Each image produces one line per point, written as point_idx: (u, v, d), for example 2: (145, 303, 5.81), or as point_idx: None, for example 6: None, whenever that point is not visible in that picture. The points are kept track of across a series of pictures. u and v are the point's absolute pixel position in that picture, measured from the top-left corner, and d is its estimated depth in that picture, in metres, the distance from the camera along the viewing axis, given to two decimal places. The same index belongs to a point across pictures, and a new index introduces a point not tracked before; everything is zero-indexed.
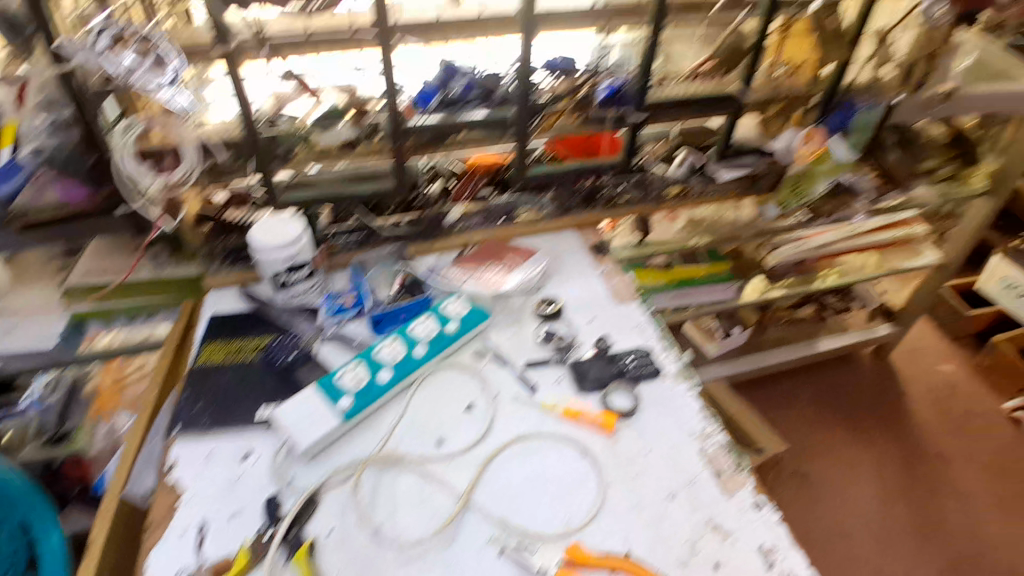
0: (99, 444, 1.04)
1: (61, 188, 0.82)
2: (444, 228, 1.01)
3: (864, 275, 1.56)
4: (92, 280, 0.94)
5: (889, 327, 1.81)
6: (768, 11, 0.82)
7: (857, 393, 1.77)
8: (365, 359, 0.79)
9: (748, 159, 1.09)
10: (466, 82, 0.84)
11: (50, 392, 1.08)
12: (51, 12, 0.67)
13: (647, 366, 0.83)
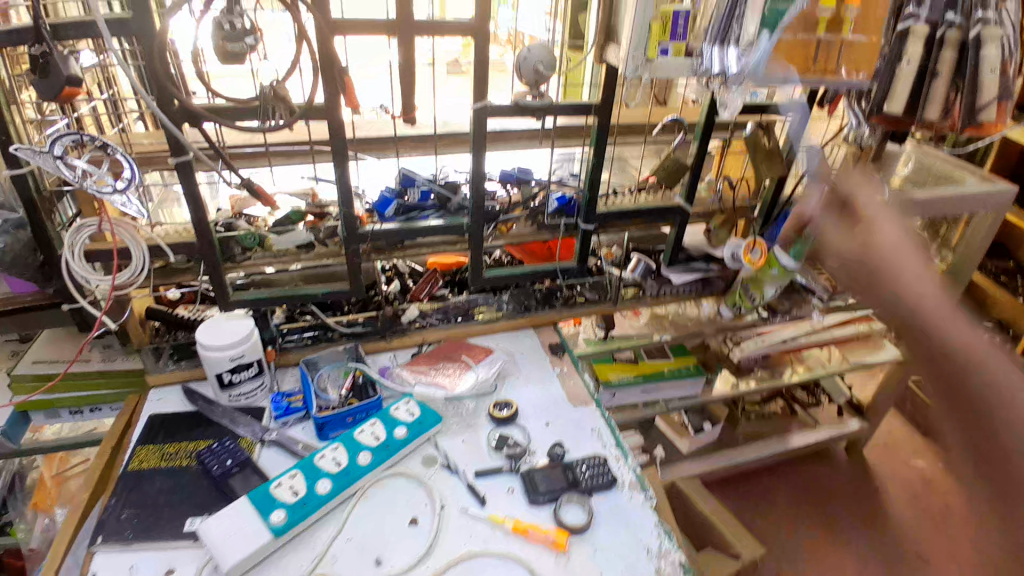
0: (37, 539, 1.17)
1: (10, 281, 0.84)
2: (402, 326, 1.00)
3: (828, 369, 1.58)
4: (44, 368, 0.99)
5: (859, 421, 1.82)
6: (704, 133, 0.88)
7: (831, 492, 1.74)
8: (304, 469, 0.76)
9: (699, 264, 1.13)
10: (423, 191, 0.88)
11: None
12: (11, 119, 0.69)
13: (603, 475, 0.80)
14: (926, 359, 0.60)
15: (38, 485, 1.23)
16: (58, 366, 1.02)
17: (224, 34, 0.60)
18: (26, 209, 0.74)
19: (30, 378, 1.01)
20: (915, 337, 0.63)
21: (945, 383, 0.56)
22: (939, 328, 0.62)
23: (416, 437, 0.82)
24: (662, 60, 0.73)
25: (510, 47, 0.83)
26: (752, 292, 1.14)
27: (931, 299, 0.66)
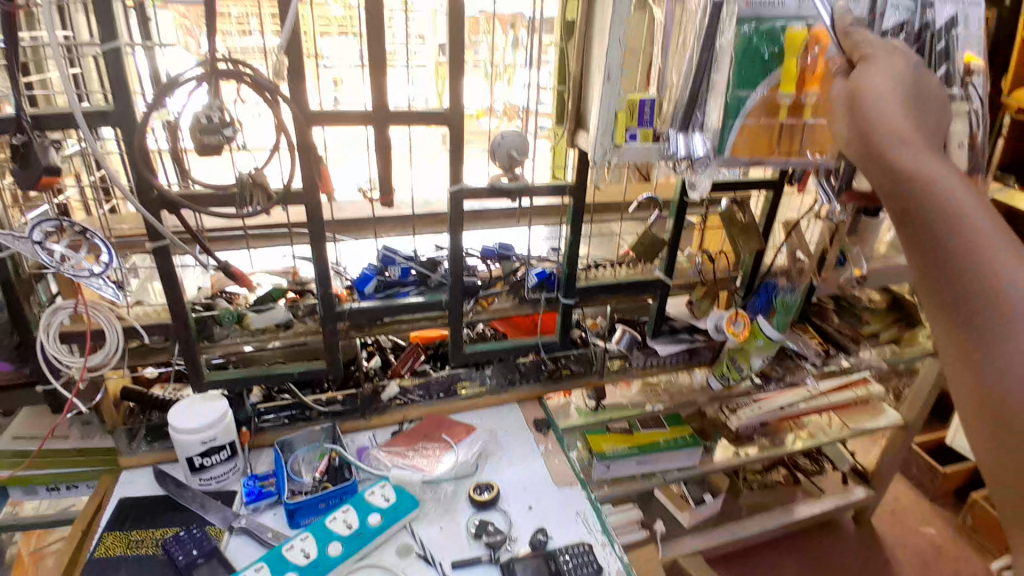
0: None
1: None
2: (382, 403, 0.99)
3: (828, 436, 1.54)
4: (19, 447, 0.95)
5: (864, 489, 1.76)
6: (681, 208, 0.90)
7: (840, 566, 1.66)
8: (271, 561, 0.72)
9: (684, 335, 1.12)
10: (404, 268, 0.89)
11: None
12: None
13: (587, 566, 0.76)
14: (864, 166, 0.52)
15: (18, 561, 1.16)
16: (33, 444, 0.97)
17: (203, 127, 0.64)
18: (3, 292, 0.74)
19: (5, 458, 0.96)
20: (857, 108, 0.53)
21: (868, 147, 0.51)
22: (877, 108, 0.52)
23: (391, 524, 0.79)
24: (630, 145, 0.76)
25: (506, 119, 0.84)
26: (740, 362, 1.13)
27: (888, 86, 0.54)
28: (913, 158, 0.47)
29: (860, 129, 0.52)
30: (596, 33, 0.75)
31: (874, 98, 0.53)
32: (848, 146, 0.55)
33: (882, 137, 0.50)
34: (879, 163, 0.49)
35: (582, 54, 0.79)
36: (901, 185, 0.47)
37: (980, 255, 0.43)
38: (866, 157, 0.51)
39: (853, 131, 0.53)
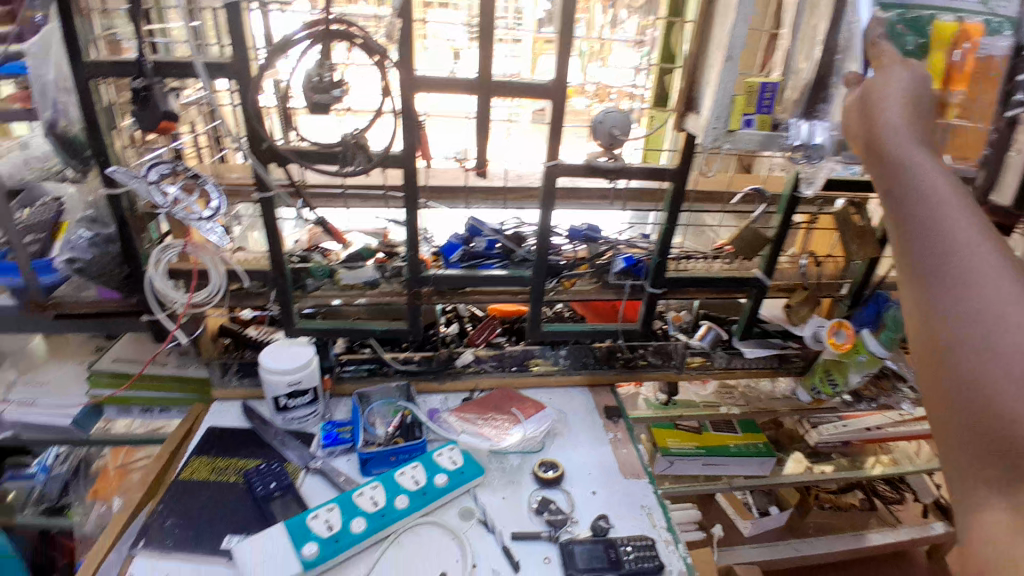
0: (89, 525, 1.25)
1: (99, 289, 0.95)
2: (455, 367, 1.01)
3: (919, 467, 1.43)
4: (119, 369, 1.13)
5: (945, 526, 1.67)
6: (788, 205, 0.85)
7: None
8: (341, 504, 0.76)
9: (777, 341, 1.07)
10: (490, 240, 0.89)
11: (59, 462, 1.31)
12: (111, 143, 0.77)
13: (649, 561, 0.75)
14: (864, 160, 0.55)
15: (102, 474, 1.31)
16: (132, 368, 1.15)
17: (314, 86, 0.67)
18: (119, 227, 0.81)
19: (107, 376, 1.15)
20: (867, 105, 0.56)
21: (872, 146, 0.54)
22: (886, 104, 0.55)
23: (456, 487, 0.81)
24: (745, 132, 0.72)
25: (598, 100, 0.81)
26: (835, 376, 1.07)
27: (897, 85, 0.56)
28: (899, 158, 0.51)
29: (865, 125, 0.55)
30: (719, 8, 0.70)
31: (885, 95, 0.55)
32: (853, 141, 0.58)
33: (884, 135, 0.53)
34: (876, 160, 0.53)
35: (699, 31, 0.74)
36: (886, 182, 0.52)
37: (958, 260, 0.47)
38: (870, 157, 0.54)
39: (861, 128, 0.55)
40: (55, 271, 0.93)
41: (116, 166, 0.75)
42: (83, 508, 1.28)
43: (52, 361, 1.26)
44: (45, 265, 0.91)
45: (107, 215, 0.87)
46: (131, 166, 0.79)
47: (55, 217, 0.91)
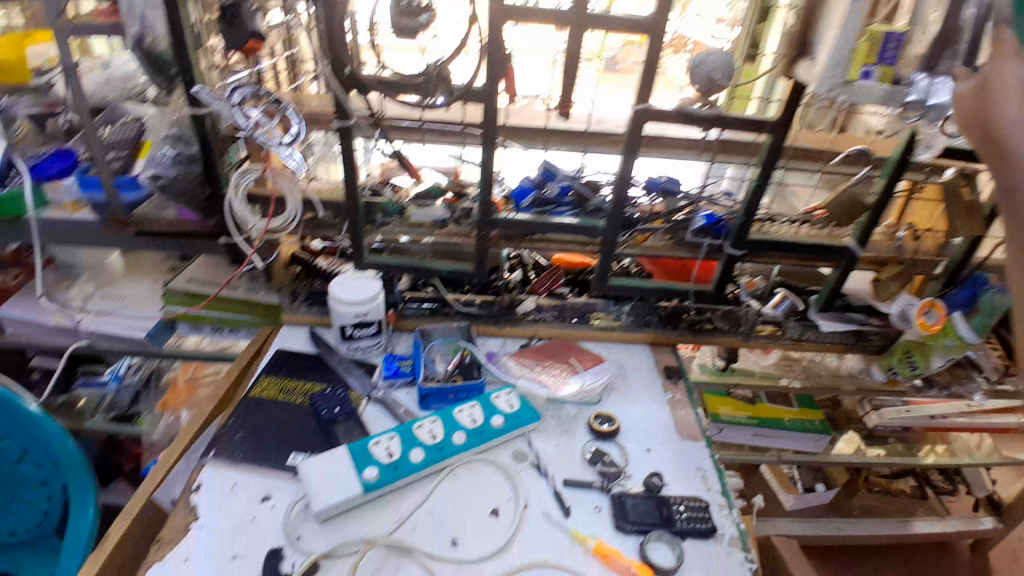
0: (156, 433, 1.44)
1: (178, 210, 0.98)
2: (517, 313, 1.00)
3: (978, 460, 1.36)
4: (195, 288, 1.23)
5: (994, 521, 1.68)
6: (893, 170, 0.80)
7: None
8: (401, 434, 0.79)
9: (857, 315, 1.07)
10: (564, 186, 0.86)
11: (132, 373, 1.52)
12: (196, 62, 0.78)
13: (700, 522, 0.76)
14: (980, 151, 0.55)
15: (169, 387, 1.48)
16: (208, 288, 1.25)
17: (402, 10, 0.65)
18: (202, 147, 0.83)
19: (181, 294, 1.26)
20: (984, 96, 0.54)
21: (991, 141, 0.53)
22: (1006, 98, 0.53)
23: (512, 430, 0.83)
24: (864, 83, 0.68)
25: (673, 49, 0.77)
26: (916, 359, 1.12)
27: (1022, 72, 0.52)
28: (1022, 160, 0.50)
29: (982, 119, 0.54)
30: None
31: (1005, 88, 0.53)
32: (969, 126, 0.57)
33: (1003, 134, 0.52)
34: (994, 155, 0.53)
35: None
36: (1004, 176, 0.51)
37: None
38: (989, 148, 0.54)
39: (979, 120, 0.55)
40: (137, 189, 0.98)
41: (201, 86, 0.76)
42: (153, 417, 1.47)
43: (129, 277, 1.39)
44: (128, 181, 0.97)
45: (191, 134, 0.86)
46: (214, 87, 0.79)
47: (136, 136, 0.97)
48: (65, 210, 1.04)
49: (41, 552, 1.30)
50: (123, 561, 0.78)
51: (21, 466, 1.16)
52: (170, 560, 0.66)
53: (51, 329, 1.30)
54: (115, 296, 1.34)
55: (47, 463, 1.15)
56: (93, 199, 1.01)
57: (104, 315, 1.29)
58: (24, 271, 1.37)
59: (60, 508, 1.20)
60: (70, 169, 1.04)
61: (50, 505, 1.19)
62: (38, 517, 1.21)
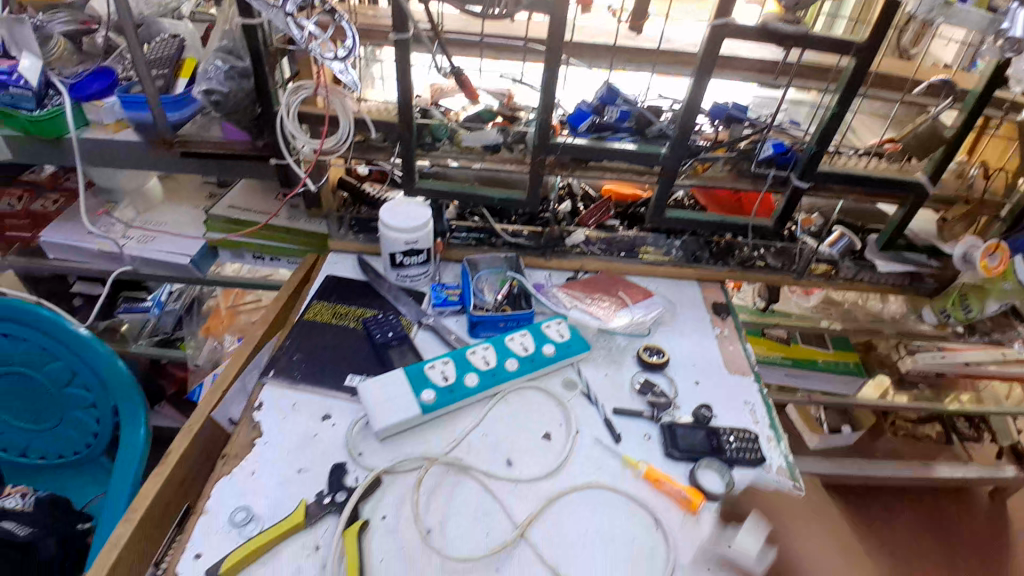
0: (202, 357, 1.50)
1: (225, 130, 0.96)
2: (565, 245, 0.99)
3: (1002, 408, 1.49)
4: (240, 216, 1.23)
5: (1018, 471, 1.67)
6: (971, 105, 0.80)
7: (956, 529, 1.67)
8: (455, 359, 0.80)
9: (915, 257, 1.08)
10: (623, 110, 0.83)
11: (172, 300, 1.58)
12: None
13: (749, 453, 0.77)
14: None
15: (214, 313, 1.57)
16: (254, 216, 1.25)
17: None
18: (253, 61, 0.79)
19: (222, 221, 1.25)
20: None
21: None
22: None
23: (563, 359, 0.83)
24: (963, 7, 0.64)
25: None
26: (971, 302, 1.10)
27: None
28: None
29: None
30: None
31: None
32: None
33: None
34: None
35: None
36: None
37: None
38: None
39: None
40: (181, 109, 0.96)
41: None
42: (197, 342, 1.53)
43: (168, 204, 1.39)
44: (172, 100, 0.94)
45: (243, 48, 0.86)
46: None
47: (177, 54, 0.96)
48: (108, 131, 1.01)
49: (94, 470, 1.34)
50: (184, 476, 0.81)
51: (70, 388, 1.16)
52: (238, 473, 0.68)
53: (89, 255, 1.28)
54: (154, 222, 1.34)
55: (94, 387, 1.15)
56: (138, 119, 0.98)
57: (147, 240, 1.28)
58: (62, 195, 1.37)
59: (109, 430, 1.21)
60: (112, 88, 1.00)
61: (99, 427, 1.20)
62: (86, 438, 1.23)
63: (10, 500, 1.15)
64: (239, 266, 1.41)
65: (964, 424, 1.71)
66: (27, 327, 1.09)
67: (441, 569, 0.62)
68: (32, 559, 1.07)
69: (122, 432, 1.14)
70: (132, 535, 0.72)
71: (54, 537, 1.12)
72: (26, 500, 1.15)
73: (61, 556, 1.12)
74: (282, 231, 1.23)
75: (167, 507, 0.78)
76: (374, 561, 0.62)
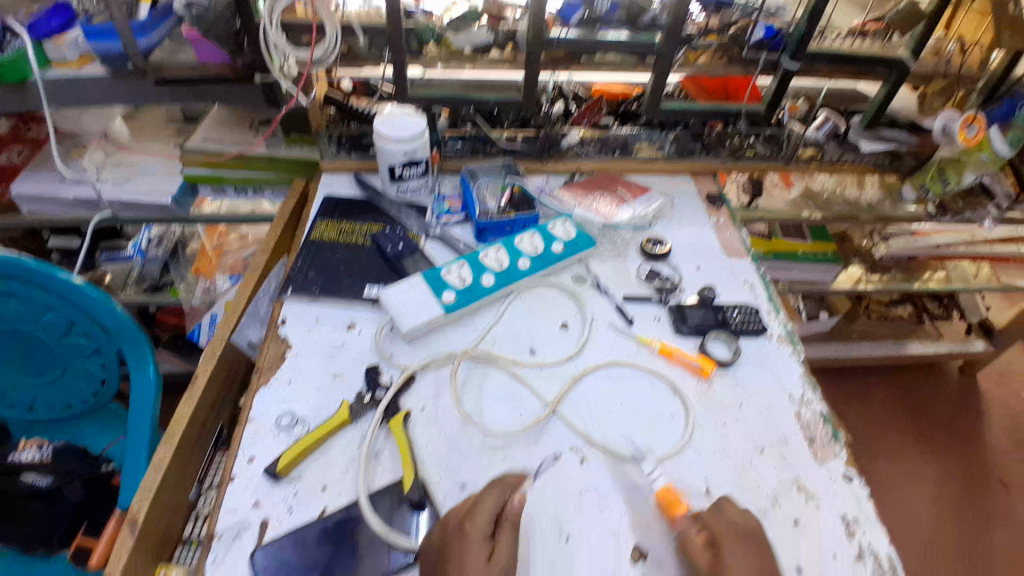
0: (197, 299, 1.45)
1: (199, 49, 0.92)
2: (561, 147, 1.01)
3: (970, 285, 1.58)
4: (213, 147, 1.17)
5: (984, 343, 1.80)
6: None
7: (929, 399, 1.80)
8: (470, 262, 0.82)
9: (892, 135, 1.13)
10: (613, 2, 0.82)
11: (153, 246, 1.52)
12: None
13: (753, 323, 0.82)
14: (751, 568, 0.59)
15: (201, 255, 1.49)
16: (227, 147, 1.19)
17: None
18: None
19: (198, 155, 1.18)
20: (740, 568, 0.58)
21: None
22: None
23: (572, 255, 0.86)
24: None
25: None
26: (949, 175, 1.12)
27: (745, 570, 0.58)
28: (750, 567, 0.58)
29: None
30: None
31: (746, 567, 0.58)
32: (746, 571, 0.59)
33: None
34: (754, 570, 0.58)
35: None
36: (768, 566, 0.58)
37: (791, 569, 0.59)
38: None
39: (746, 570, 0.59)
40: (150, 36, 0.90)
41: None
42: (189, 286, 1.47)
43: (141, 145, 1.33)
44: (138, 26, 0.88)
45: None
46: None
47: None
48: (73, 67, 0.95)
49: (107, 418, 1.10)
50: (213, 400, 0.82)
51: (69, 337, 0.92)
52: (274, 384, 0.71)
53: (66, 205, 1.22)
54: (126, 164, 1.27)
55: (95, 331, 0.91)
56: (104, 52, 0.90)
57: (122, 182, 1.23)
58: (25, 145, 1.29)
59: (118, 375, 1.00)
60: (71, 24, 0.94)
61: (106, 374, 0.98)
62: (94, 386, 1.00)
63: (23, 454, 0.95)
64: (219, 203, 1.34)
65: (932, 303, 1.82)
66: (2, 269, 0.83)
67: (485, 446, 0.67)
68: (62, 505, 0.90)
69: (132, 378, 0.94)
70: (174, 456, 0.72)
71: (81, 479, 0.94)
72: (44, 454, 0.95)
73: (92, 499, 0.94)
74: (269, 161, 1.20)
75: (201, 429, 0.79)
76: (423, 445, 0.66)
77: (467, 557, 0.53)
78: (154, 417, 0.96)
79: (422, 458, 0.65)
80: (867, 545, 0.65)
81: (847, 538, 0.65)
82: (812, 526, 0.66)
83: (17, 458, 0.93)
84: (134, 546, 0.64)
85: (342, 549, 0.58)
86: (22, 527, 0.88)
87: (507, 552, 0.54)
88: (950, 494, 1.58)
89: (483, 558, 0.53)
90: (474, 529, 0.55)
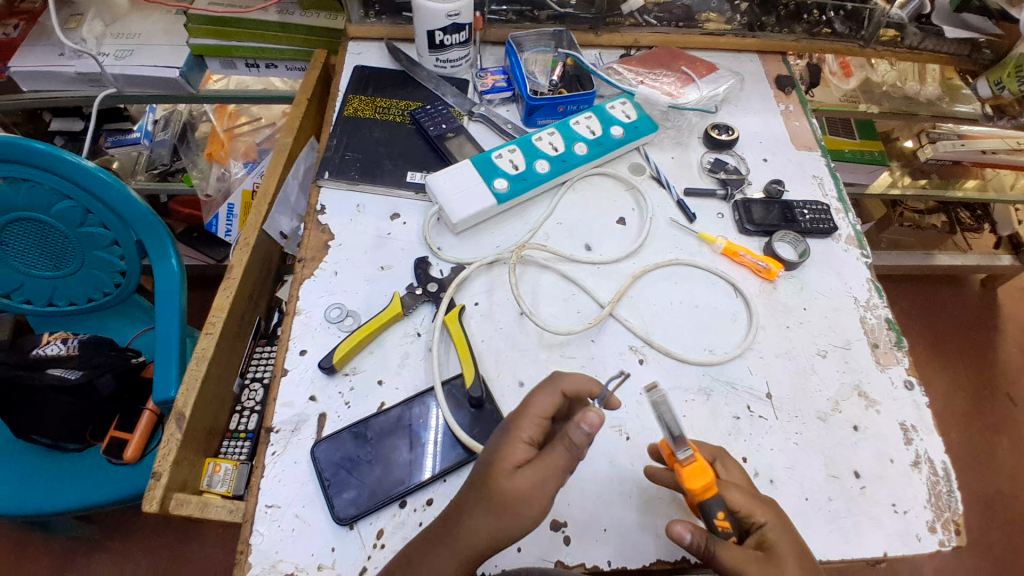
0: (212, 188, 1.36)
1: None
2: (619, 14, 0.90)
3: (1006, 197, 1.44)
4: (223, 10, 1.05)
5: (1012, 259, 1.71)
6: None
7: (949, 311, 1.77)
8: (523, 147, 0.74)
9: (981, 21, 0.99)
10: None
11: (161, 129, 1.40)
12: None
13: (823, 223, 0.76)
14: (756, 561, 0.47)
15: (212, 137, 1.40)
16: (235, 10, 1.07)
17: None
18: None
19: (205, 21, 1.05)
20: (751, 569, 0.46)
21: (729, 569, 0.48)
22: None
23: (632, 141, 0.78)
24: None
25: None
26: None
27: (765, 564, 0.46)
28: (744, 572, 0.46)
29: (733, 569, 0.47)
30: None
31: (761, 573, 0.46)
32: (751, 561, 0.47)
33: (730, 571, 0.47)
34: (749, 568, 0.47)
35: None
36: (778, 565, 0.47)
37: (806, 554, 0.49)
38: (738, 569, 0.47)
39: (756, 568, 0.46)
40: None
41: None
42: (201, 170, 1.38)
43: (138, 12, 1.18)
44: None
45: None
46: None
47: None
48: None
49: (127, 310, 1.06)
50: (249, 289, 0.78)
51: (86, 227, 0.86)
52: (320, 274, 0.66)
53: (66, 81, 1.10)
54: (127, 35, 1.13)
55: (114, 219, 0.85)
56: None
57: (126, 55, 1.10)
58: (20, 18, 1.14)
59: (141, 267, 0.93)
60: None
61: (127, 267, 0.93)
62: (115, 280, 0.94)
63: (47, 347, 0.83)
64: (226, 80, 1.23)
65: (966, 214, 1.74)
66: (13, 151, 0.76)
67: (542, 345, 0.64)
68: (93, 398, 0.86)
69: (157, 269, 0.89)
70: (216, 347, 0.69)
71: (112, 373, 0.86)
72: (71, 346, 0.84)
73: (122, 391, 0.89)
74: (281, 29, 1.07)
75: (240, 321, 0.76)
76: (479, 341, 0.63)
77: (499, 456, 0.47)
78: (182, 312, 0.91)
79: (479, 353, 0.63)
80: (923, 451, 0.63)
81: (905, 444, 0.63)
82: (873, 432, 0.63)
83: (43, 353, 0.81)
84: (182, 440, 0.63)
85: (399, 442, 0.56)
86: (51, 417, 0.82)
87: (542, 464, 0.46)
88: (959, 406, 1.58)
89: (515, 464, 0.47)
90: (515, 432, 0.49)
